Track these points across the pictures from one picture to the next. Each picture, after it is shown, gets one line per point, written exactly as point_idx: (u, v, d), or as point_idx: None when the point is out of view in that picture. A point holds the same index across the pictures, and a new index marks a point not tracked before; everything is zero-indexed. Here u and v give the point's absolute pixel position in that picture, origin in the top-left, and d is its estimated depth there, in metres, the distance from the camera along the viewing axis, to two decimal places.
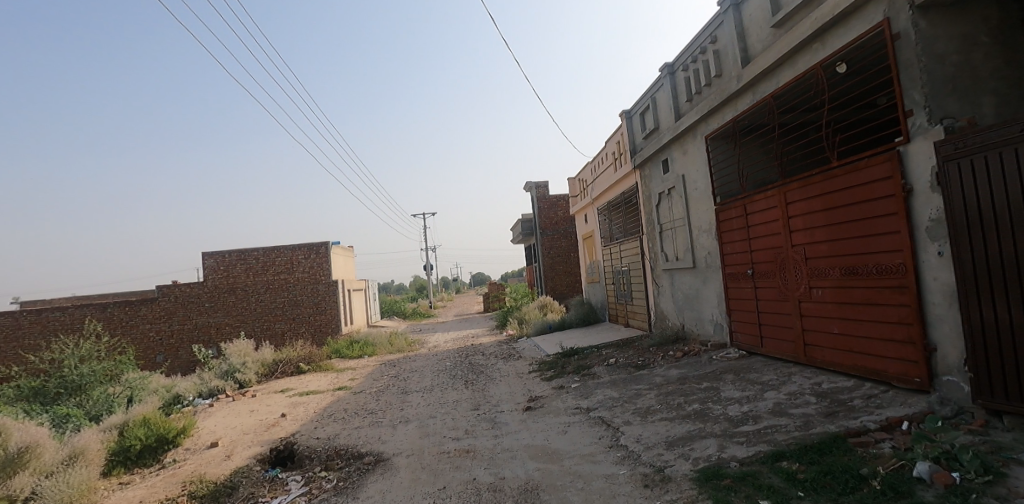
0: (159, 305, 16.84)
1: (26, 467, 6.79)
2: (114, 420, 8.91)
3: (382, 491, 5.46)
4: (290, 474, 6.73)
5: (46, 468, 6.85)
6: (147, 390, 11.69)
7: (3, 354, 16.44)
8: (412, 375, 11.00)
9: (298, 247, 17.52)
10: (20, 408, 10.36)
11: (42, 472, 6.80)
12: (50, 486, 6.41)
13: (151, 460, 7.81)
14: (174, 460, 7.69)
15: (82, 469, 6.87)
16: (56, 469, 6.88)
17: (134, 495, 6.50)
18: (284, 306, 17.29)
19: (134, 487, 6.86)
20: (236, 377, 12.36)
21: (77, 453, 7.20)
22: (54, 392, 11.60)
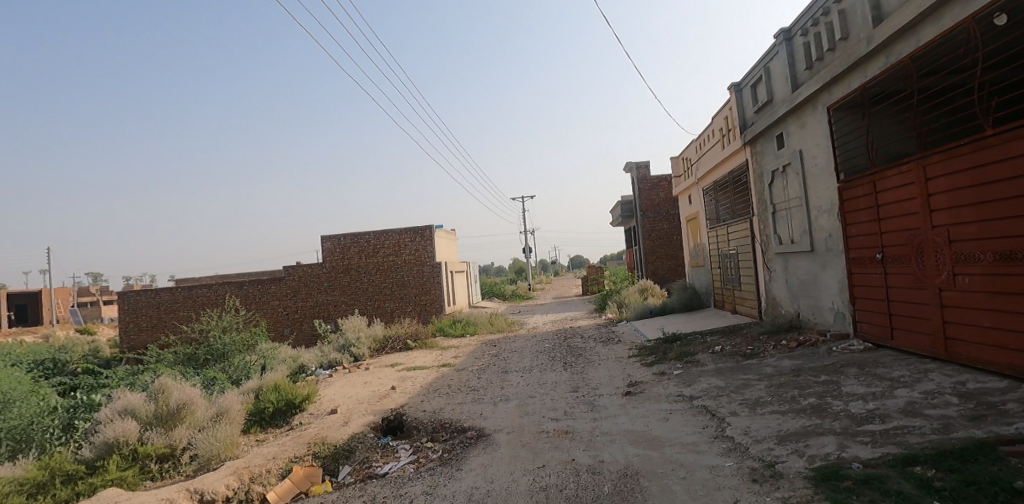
0: (286, 283, 18.36)
1: (184, 421, 7.77)
2: (250, 384, 9.84)
3: (483, 465, 5.60)
4: (400, 442, 7.12)
5: (199, 423, 7.80)
6: (277, 359, 12.84)
7: (163, 325, 18.73)
8: (513, 355, 11.17)
9: (404, 231, 18.27)
10: (176, 371, 11.77)
11: (196, 426, 7.73)
12: (202, 439, 7.26)
13: (281, 421, 8.59)
14: (300, 423, 8.38)
15: (227, 426, 7.69)
16: (207, 424, 7.79)
17: (267, 453, 7.13)
18: (393, 286, 18.19)
19: (267, 445, 7.55)
20: (352, 351, 13.22)
21: (222, 411, 8.10)
22: (203, 357, 13.07)
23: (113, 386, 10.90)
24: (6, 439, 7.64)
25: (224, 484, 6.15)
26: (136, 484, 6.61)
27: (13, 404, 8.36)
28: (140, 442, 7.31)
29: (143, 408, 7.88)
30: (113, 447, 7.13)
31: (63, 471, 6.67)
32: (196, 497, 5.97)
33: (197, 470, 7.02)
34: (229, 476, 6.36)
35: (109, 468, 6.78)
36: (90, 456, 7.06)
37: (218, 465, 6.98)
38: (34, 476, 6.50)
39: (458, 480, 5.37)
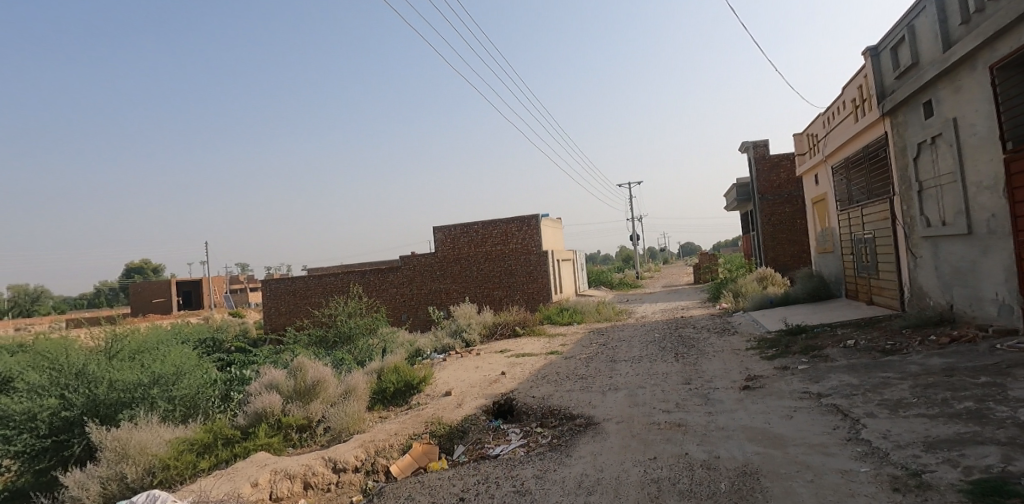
0: (402, 272, 19.33)
1: (318, 396, 8.53)
2: (373, 365, 10.46)
3: (593, 453, 5.52)
4: (511, 426, 7.24)
5: (331, 398, 8.50)
6: (396, 343, 13.57)
7: (297, 309, 20.49)
8: (621, 345, 10.94)
9: (511, 220, 18.44)
10: (311, 350, 12.81)
11: (328, 401, 8.46)
12: (334, 414, 7.89)
13: (401, 401, 9.06)
14: (418, 402, 8.77)
15: (354, 402, 8.27)
16: (337, 400, 8.49)
17: (389, 429, 7.49)
18: (501, 275, 18.51)
19: (389, 422, 8.00)
20: (464, 336, 13.66)
21: (350, 390, 8.74)
22: (332, 339, 14.10)
23: (261, 362, 12.15)
24: (179, 405, 8.60)
25: (352, 455, 6.56)
26: (281, 450, 7.34)
27: (184, 367, 9.10)
28: (283, 412, 8.13)
29: (285, 383, 8.75)
30: (261, 416, 7.98)
31: (224, 434, 7.42)
32: (330, 465, 6.41)
33: (330, 441, 7.60)
34: (357, 448, 6.77)
35: (258, 434, 7.56)
36: (244, 423, 7.93)
37: (347, 437, 7.57)
38: (201, 438, 7.22)
39: (568, 466, 5.34)
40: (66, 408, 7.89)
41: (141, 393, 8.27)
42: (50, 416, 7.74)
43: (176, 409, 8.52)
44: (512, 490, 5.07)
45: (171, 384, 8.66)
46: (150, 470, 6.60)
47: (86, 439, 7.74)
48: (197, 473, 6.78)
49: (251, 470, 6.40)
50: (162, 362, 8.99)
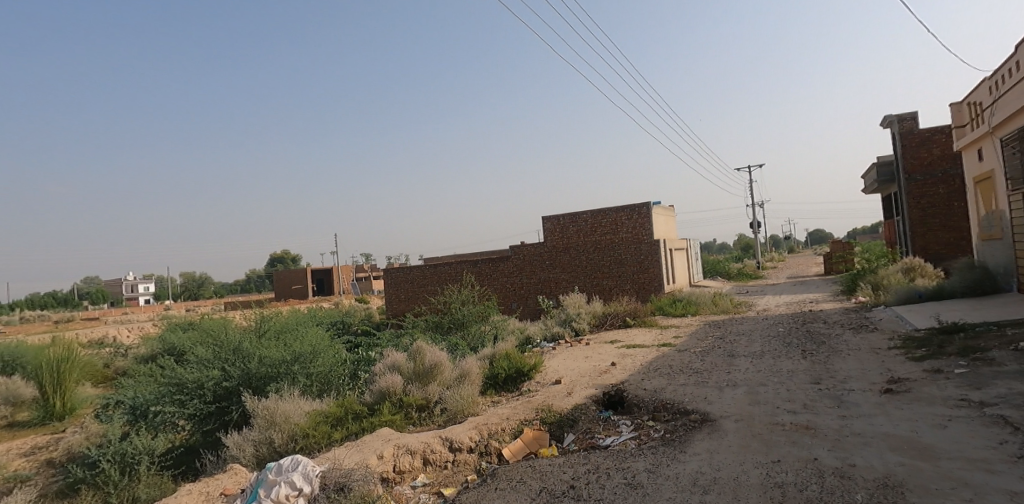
0: (512, 262, 19.61)
1: (435, 379, 8.89)
2: (485, 351, 10.69)
3: (709, 451, 5.22)
4: (621, 418, 7.07)
5: (447, 381, 8.82)
6: (506, 330, 13.79)
7: (415, 296, 21.53)
8: (741, 339, 10.29)
9: (621, 209, 18.01)
10: (427, 335, 13.37)
11: (444, 383, 8.78)
12: (450, 395, 8.20)
13: (512, 387, 9.17)
14: (529, 389, 8.83)
15: (468, 386, 8.52)
16: (453, 382, 8.81)
17: (501, 413, 7.60)
18: (610, 264, 18.14)
19: (501, 406, 8.14)
20: (573, 325, 13.58)
21: (464, 374, 8.99)
22: (447, 325, 14.53)
23: (384, 345, 12.91)
24: (316, 380, 9.27)
25: (467, 436, 6.76)
26: (402, 427, 7.73)
27: (320, 347, 9.88)
28: (404, 392, 8.57)
29: (405, 364, 9.21)
30: (385, 394, 8.48)
31: (354, 410, 7.93)
32: (447, 444, 6.63)
33: (447, 421, 7.88)
34: (472, 429, 6.95)
35: (383, 411, 8.01)
36: (370, 400, 8.46)
37: (463, 418, 7.80)
38: (334, 411, 7.81)
39: (682, 462, 5.09)
40: (226, 379, 8.93)
41: (284, 369, 9.08)
42: (215, 385, 8.84)
43: (313, 384, 9.21)
44: (622, 482, 4.92)
45: (309, 362, 9.40)
46: (293, 437, 7.29)
47: (242, 406, 8.67)
48: (331, 443, 7.29)
49: (377, 443, 6.79)
50: (302, 342, 9.83)
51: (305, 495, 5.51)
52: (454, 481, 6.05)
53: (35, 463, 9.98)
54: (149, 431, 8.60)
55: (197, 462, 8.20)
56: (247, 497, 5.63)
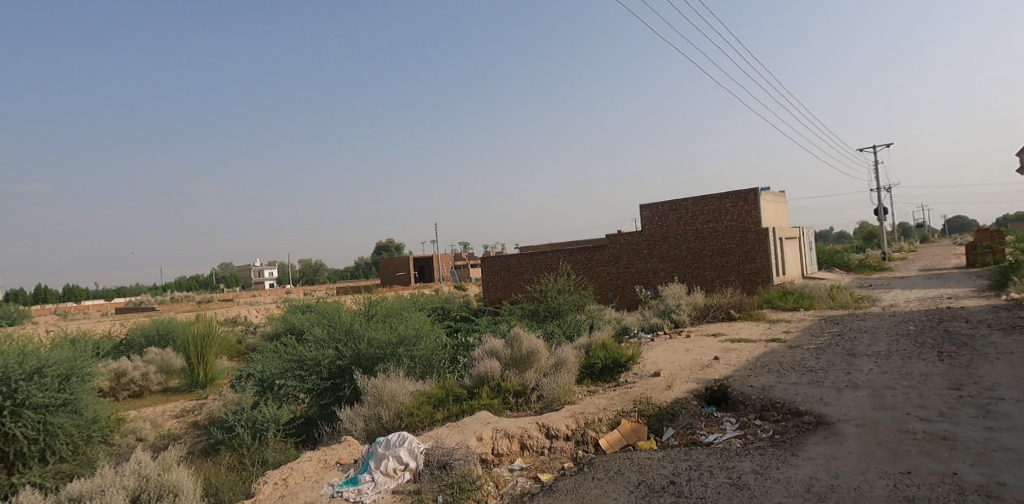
0: (609, 251, 19.30)
1: (532, 366, 8.95)
2: (581, 339, 10.60)
3: (826, 456, 4.84)
4: (725, 415, 6.74)
5: (544, 369, 8.85)
6: (603, 320, 13.59)
7: (512, 284, 21.80)
8: (863, 336, 9.43)
9: (725, 196, 16.98)
10: (524, 323, 13.47)
11: (541, 371, 8.83)
12: (547, 383, 8.23)
13: (609, 377, 9.03)
14: (626, 380, 8.66)
15: (565, 374, 8.49)
16: (549, 370, 8.83)
17: (597, 402, 7.51)
18: (713, 254, 17.21)
19: (598, 396, 8.04)
20: (672, 317, 13.14)
21: (561, 362, 8.98)
22: (543, 313, 14.53)
23: (481, 330, 13.20)
24: (419, 363, 9.65)
25: (564, 423, 6.73)
26: (500, 411, 7.88)
27: (423, 331, 10.25)
28: (502, 378, 8.71)
29: (503, 350, 9.35)
30: (484, 379, 8.65)
31: (454, 392, 8.17)
32: (544, 430, 6.64)
33: (543, 409, 7.92)
34: (568, 418, 6.91)
35: (482, 394, 8.19)
36: (470, 384, 8.66)
37: (559, 406, 7.80)
38: (436, 392, 8.08)
39: (794, 466, 4.76)
40: (339, 358, 9.53)
41: (391, 351, 9.52)
42: (330, 363, 9.47)
43: (417, 366, 9.59)
44: (727, 482, 4.69)
45: (413, 344, 9.78)
46: (399, 414, 7.65)
47: (353, 383, 9.22)
48: (434, 422, 7.56)
49: (476, 425, 6.95)
50: (406, 325, 10.24)
51: (411, 470, 5.84)
52: (550, 468, 6.07)
53: (184, 423, 11.28)
54: (275, 402, 9.42)
55: (315, 432, 8.85)
56: (359, 467, 6.01)
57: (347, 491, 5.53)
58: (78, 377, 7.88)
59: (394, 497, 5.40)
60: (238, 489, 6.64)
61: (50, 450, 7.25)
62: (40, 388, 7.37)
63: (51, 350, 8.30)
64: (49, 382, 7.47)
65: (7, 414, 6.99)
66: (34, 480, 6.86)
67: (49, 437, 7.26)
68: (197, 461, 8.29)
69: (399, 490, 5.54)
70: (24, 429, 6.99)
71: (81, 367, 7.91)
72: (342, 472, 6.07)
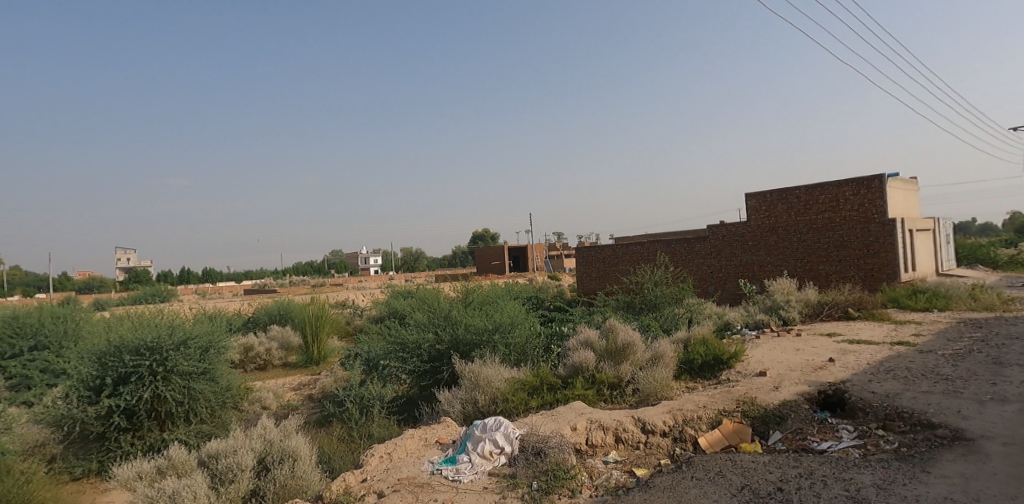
0: (710, 242, 18.47)
1: (628, 359, 8.75)
2: (680, 334, 10.19)
3: (964, 476, 4.31)
4: (842, 422, 6.21)
5: (640, 362, 8.62)
6: (703, 314, 12.99)
7: (607, 275, 21.44)
8: (1011, 343, 8.30)
9: (844, 183, 15.33)
10: (620, 315, 13.18)
11: (637, 364, 8.60)
12: (643, 377, 8.00)
13: (710, 374, 8.63)
14: (729, 378, 8.21)
15: (662, 369, 8.21)
16: (646, 364, 8.57)
17: (697, 400, 7.19)
18: (828, 247, 15.66)
19: (698, 394, 7.69)
20: (780, 314, 12.31)
21: (658, 356, 8.69)
22: (639, 305, 14.14)
23: (576, 321, 13.09)
24: (514, 350, 9.76)
25: (661, 419, 6.50)
26: (594, 403, 7.78)
27: (518, 319, 10.33)
28: (596, 369, 8.58)
29: (598, 342, 9.20)
30: (578, 370, 8.55)
31: (548, 381, 8.16)
32: (640, 425, 6.46)
33: (639, 403, 7.72)
34: (666, 413, 6.66)
35: (576, 385, 8.12)
36: (564, 373, 8.60)
37: (656, 401, 7.57)
38: (530, 380, 8.10)
39: (925, 484, 4.28)
40: (439, 342, 9.83)
41: (487, 337, 9.69)
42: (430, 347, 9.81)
43: (512, 353, 9.70)
44: (843, 494, 4.32)
45: (508, 332, 9.89)
46: (494, 400, 7.76)
47: (451, 367, 9.49)
48: (528, 409, 7.60)
49: (570, 415, 6.89)
50: (502, 313, 10.37)
51: (507, 454, 5.89)
52: (645, 463, 5.89)
53: (301, 396, 12.14)
54: (380, 381, 9.92)
55: (416, 412, 9.22)
56: (457, 447, 6.17)
57: (446, 469, 5.69)
58: (216, 349, 8.69)
59: (490, 479, 5.47)
60: (347, 459, 7.07)
61: (193, 412, 8.15)
62: (186, 358, 8.20)
63: (194, 324, 9.21)
64: (193, 352, 8.27)
65: (160, 378, 7.90)
66: (180, 436, 7.77)
67: (192, 401, 8.13)
68: (312, 431, 8.92)
69: (494, 473, 5.61)
70: (172, 393, 7.88)
71: (218, 340, 8.67)
72: (440, 451, 6.26)
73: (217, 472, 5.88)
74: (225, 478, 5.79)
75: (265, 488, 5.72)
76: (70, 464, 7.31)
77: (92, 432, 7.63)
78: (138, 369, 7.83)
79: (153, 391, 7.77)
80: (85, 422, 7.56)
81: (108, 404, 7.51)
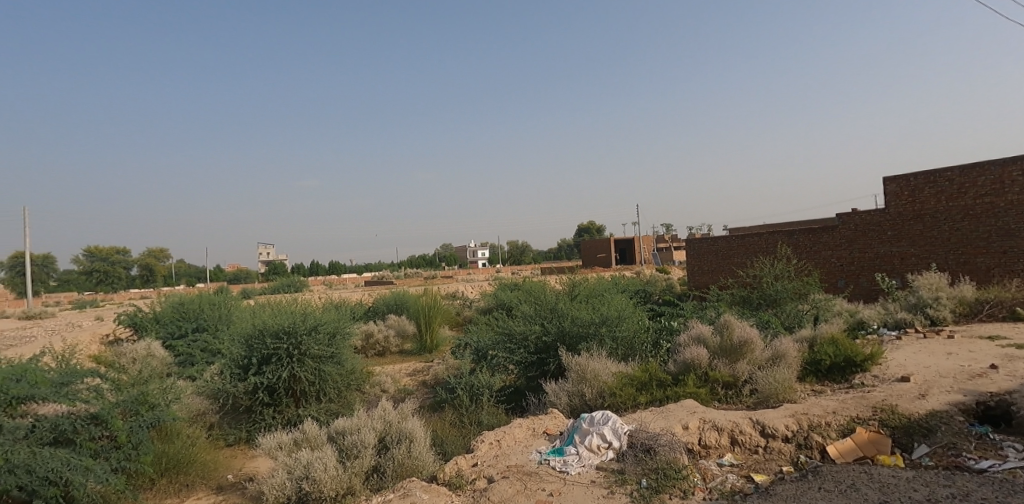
0: (840, 232, 16.88)
1: (745, 357, 8.20)
2: (804, 332, 9.39)
3: None
4: (1007, 441, 5.39)
5: (759, 361, 8.04)
6: (832, 312, 11.89)
7: (721, 267, 20.33)
8: None
9: (1010, 162, 13.28)
10: (736, 310, 12.42)
11: (756, 363, 8.04)
12: (762, 377, 7.45)
13: (840, 377, 7.87)
14: (862, 383, 7.44)
15: (784, 369, 7.60)
16: (765, 363, 7.99)
17: (825, 404, 6.57)
18: (989, 236, 13.65)
19: (827, 398, 7.03)
20: (926, 312, 10.95)
21: (779, 356, 8.06)
22: (757, 300, 13.24)
23: (687, 316, 12.52)
24: (621, 344, 9.52)
25: (783, 423, 6.00)
26: (708, 402, 7.37)
27: (625, 312, 10.05)
28: (710, 367, 8.11)
29: (712, 338, 8.70)
30: (690, 367, 8.13)
31: (658, 377, 7.81)
32: (759, 428, 6.01)
33: (758, 404, 7.21)
34: (789, 417, 6.15)
35: (687, 382, 7.73)
36: (675, 370, 8.21)
37: (777, 404, 7.03)
38: (639, 375, 7.80)
39: None
40: (545, 333, 9.80)
41: (593, 330, 9.53)
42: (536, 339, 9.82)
43: (619, 347, 9.47)
44: None
45: (615, 325, 9.66)
46: (601, 393, 7.59)
47: (558, 359, 9.43)
48: (637, 405, 7.36)
49: (682, 413, 6.57)
50: (609, 306, 10.15)
51: (615, 449, 5.73)
52: (765, 469, 5.45)
53: (415, 381, 12.68)
54: (488, 370, 10.10)
55: (523, 401, 9.28)
56: (564, 439, 6.10)
57: (553, 460, 5.63)
58: (342, 335, 9.33)
59: (598, 473, 5.34)
60: (459, 443, 7.24)
61: (323, 392, 8.75)
62: (317, 342, 8.89)
63: (322, 312, 9.96)
64: (323, 337, 8.92)
65: (295, 360, 8.59)
66: (313, 413, 8.36)
67: (322, 381, 8.75)
68: (426, 415, 9.26)
69: (603, 467, 5.47)
70: (306, 373, 8.55)
71: (344, 327, 9.31)
72: (548, 442, 6.23)
73: (343, 447, 6.27)
74: (350, 453, 6.15)
75: (385, 465, 6.02)
76: (224, 432, 8.03)
77: (242, 405, 8.44)
78: (277, 350, 8.59)
79: (290, 371, 8.48)
80: (236, 396, 8.36)
81: (254, 381, 8.28)
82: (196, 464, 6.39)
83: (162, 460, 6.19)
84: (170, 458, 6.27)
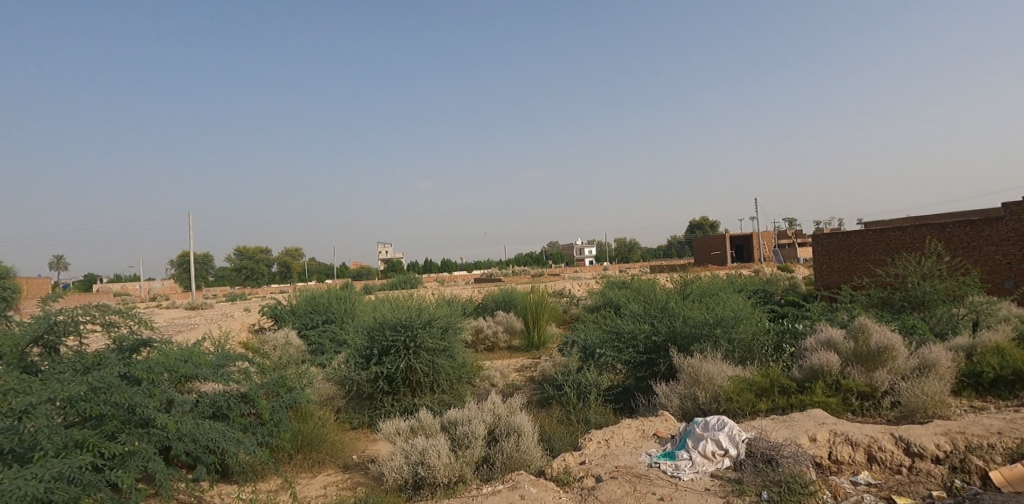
0: (1006, 224, 14.74)
1: (885, 365, 7.35)
2: (959, 340, 8.26)
3: None
4: None
5: (902, 371, 7.18)
6: (996, 317, 10.35)
7: (855, 265, 18.50)
8: None
9: None
10: (873, 313, 11.19)
11: (898, 373, 7.18)
12: (906, 388, 6.62)
13: (1006, 393, 6.82)
14: None
15: (935, 380, 6.71)
16: (910, 373, 7.10)
17: (987, 422, 5.70)
18: None
19: (990, 416, 6.10)
20: None
21: (928, 365, 7.12)
22: (900, 302, 11.84)
23: (815, 318, 11.49)
24: (738, 347, 8.93)
25: (933, 442, 5.28)
26: (840, 413, 6.69)
27: (743, 313, 9.41)
28: (842, 375, 7.34)
29: (844, 343, 7.88)
30: (818, 373, 7.41)
31: (780, 383, 7.18)
32: (903, 445, 5.33)
33: (902, 419, 6.42)
34: (941, 435, 5.40)
35: (815, 390, 7.05)
36: (800, 376, 7.51)
37: (925, 420, 6.22)
38: (760, 380, 7.23)
39: None
40: (655, 333, 9.40)
41: (707, 331, 8.99)
42: (647, 338, 9.45)
43: (736, 350, 8.90)
44: None
45: (732, 326, 9.08)
46: (716, 398, 7.14)
47: (669, 360, 9.03)
48: (757, 412, 6.84)
49: (809, 423, 6.00)
50: (725, 307, 9.56)
51: (732, 457, 5.35)
52: (911, 492, 4.80)
53: (523, 377, 12.74)
54: (596, 369, 9.91)
55: (632, 402, 8.98)
56: (676, 443, 5.79)
57: (664, 463, 5.37)
58: (454, 329, 9.60)
59: (714, 481, 5.00)
60: (566, 440, 7.15)
61: (437, 383, 9.02)
62: (431, 335, 9.21)
63: (436, 307, 10.32)
64: (436, 331, 9.24)
65: (411, 352, 8.97)
66: (427, 403, 8.64)
67: (435, 373, 9.03)
68: (533, 410, 9.25)
69: (718, 475, 5.12)
70: (421, 365, 8.88)
71: (456, 321, 9.58)
72: (659, 445, 5.95)
73: (455, 437, 6.39)
74: (461, 443, 6.27)
75: (494, 457, 6.07)
76: (349, 416, 8.49)
77: (365, 392, 8.93)
78: (396, 342, 9.02)
79: (406, 362, 8.85)
80: (359, 383, 8.88)
81: (375, 370, 8.74)
82: (327, 443, 6.82)
83: (298, 438, 6.68)
84: (304, 437, 6.74)
